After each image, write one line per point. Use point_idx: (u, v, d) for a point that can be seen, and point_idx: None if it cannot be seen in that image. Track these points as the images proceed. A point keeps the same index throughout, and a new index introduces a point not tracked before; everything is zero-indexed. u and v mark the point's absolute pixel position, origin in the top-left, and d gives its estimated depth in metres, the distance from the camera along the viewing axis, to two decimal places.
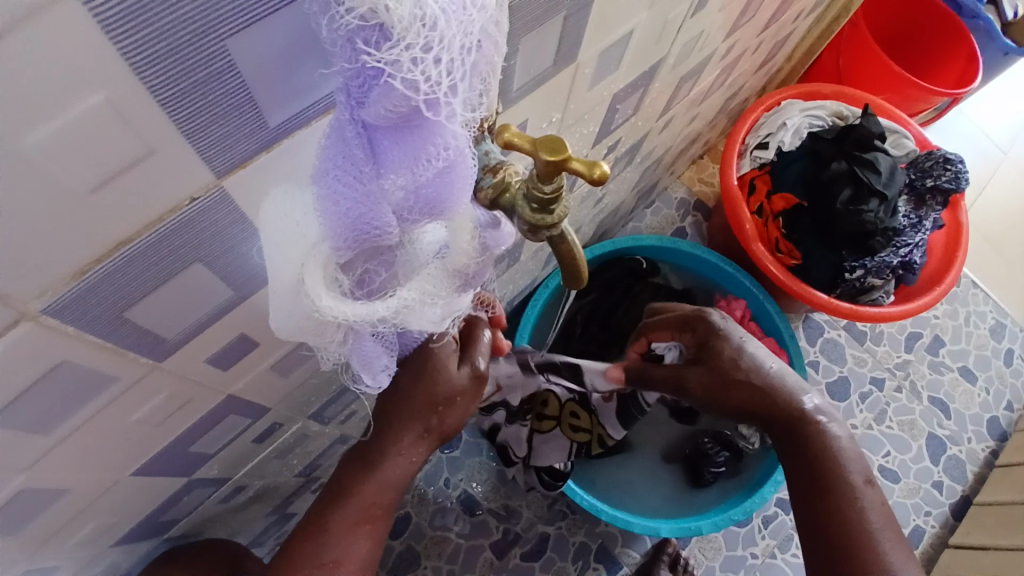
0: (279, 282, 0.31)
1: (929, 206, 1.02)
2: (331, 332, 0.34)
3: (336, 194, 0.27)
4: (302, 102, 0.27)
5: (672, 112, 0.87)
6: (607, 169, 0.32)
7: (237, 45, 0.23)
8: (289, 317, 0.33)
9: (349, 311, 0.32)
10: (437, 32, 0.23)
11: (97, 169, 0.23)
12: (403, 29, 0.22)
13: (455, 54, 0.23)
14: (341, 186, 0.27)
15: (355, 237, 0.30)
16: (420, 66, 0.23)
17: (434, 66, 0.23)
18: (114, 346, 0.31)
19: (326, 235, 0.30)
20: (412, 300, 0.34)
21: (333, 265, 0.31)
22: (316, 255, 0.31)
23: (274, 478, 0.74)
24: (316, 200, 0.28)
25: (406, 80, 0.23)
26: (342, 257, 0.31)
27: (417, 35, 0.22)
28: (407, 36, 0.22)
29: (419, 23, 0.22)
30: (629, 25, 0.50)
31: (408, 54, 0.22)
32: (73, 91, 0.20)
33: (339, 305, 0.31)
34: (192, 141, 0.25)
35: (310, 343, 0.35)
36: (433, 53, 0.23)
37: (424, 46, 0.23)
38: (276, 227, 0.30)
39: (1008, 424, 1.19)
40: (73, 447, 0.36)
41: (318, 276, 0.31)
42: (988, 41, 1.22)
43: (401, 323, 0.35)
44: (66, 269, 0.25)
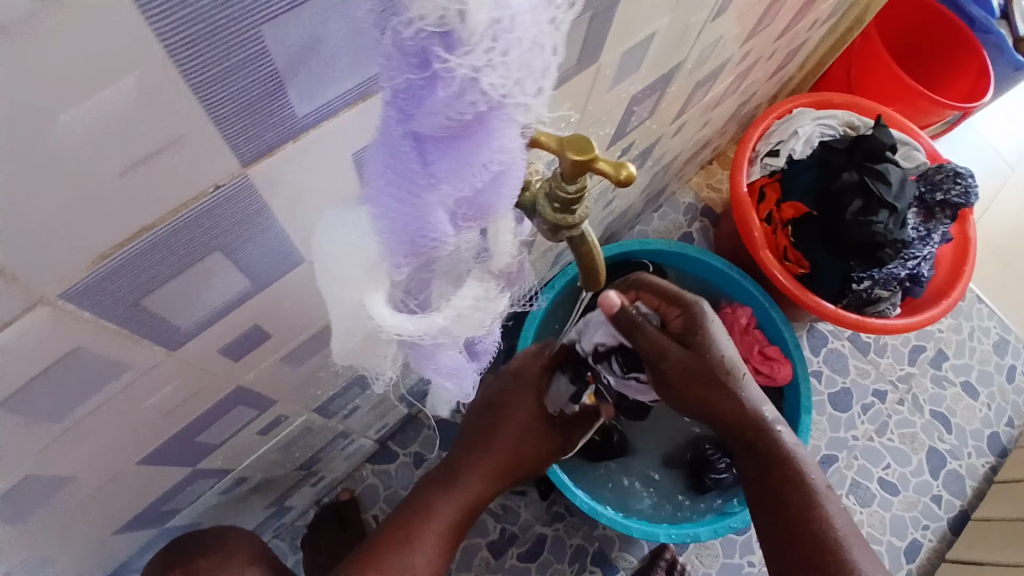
0: (339, 301, 0.30)
1: (937, 219, 1.03)
2: (386, 346, 0.35)
3: (396, 204, 0.27)
4: (332, 91, 0.27)
5: (685, 117, 0.86)
6: (633, 170, 0.31)
7: (271, 32, 0.23)
8: (349, 336, 0.33)
9: (408, 326, 0.31)
10: (513, 32, 0.22)
11: (124, 153, 0.22)
12: (476, 35, 0.22)
13: (527, 53, 0.23)
14: (397, 199, 0.27)
15: (413, 251, 0.30)
16: (494, 70, 0.23)
17: (507, 68, 0.23)
18: (129, 333, 0.31)
19: (383, 251, 0.29)
20: (467, 308, 0.34)
21: (391, 282, 0.31)
22: (377, 272, 0.30)
23: (275, 471, 0.73)
24: (377, 212, 0.28)
25: (486, 83, 0.23)
26: (400, 274, 0.31)
27: (491, 38, 0.22)
28: (483, 41, 0.22)
29: (494, 30, 0.22)
30: (651, 27, 0.50)
31: (485, 59, 0.22)
32: (107, 71, 0.20)
33: (400, 323, 0.31)
34: (220, 128, 0.24)
35: (363, 364, 0.36)
36: (506, 55, 0.23)
37: (498, 48, 0.22)
38: (335, 246, 0.29)
39: (1009, 440, 1.19)
40: (81, 434, 0.36)
41: (379, 294, 0.30)
42: (1000, 56, 1.22)
43: (455, 335, 0.35)
44: (86, 253, 0.25)
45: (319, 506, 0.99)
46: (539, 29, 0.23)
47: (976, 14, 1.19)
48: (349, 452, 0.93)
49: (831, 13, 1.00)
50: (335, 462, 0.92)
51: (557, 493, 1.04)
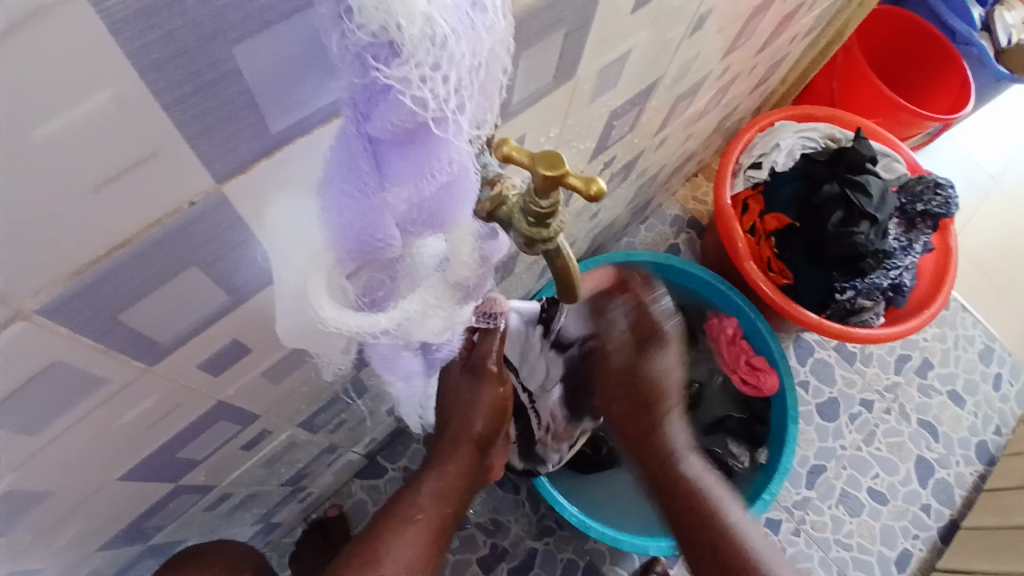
0: (283, 288, 0.33)
1: (919, 229, 1.05)
2: (335, 339, 0.37)
3: (342, 207, 0.28)
4: (305, 110, 0.27)
5: (667, 130, 0.87)
6: (604, 185, 0.32)
7: (242, 53, 0.23)
8: (294, 321, 0.35)
9: (351, 321, 0.33)
10: (446, 51, 0.23)
11: (101, 168, 0.23)
12: (413, 47, 0.22)
13: (462, 71, 0.24)
14: (349, 199, 0.27)
15: (359, 250, 0.31)
16: (428, 84, 0.23)
17: (442, 85, 0.24)
18: (107, 347, 0.31)
19: (331, 247, 0.30)
20: (413, 312, 0.36)
21: (337, 276, 0.32)
22: (320, 265, 0.32)
23: (261, 486, 0.73)
24: (322, 212, 0.29)
25: (415, 97, 0.23)
26: (346, 269, 0.32)
27: (427, 53, 0.23)
28: (417, 54, 0.22)
29: (429, 41, 0.22)
30: (628, 44, 0.51)
31: (417, 72, 0.23)
32: (81, 89, 0.20)
33: (341, 317, 0.32)
34: (195, 144, 0.25)
35: (313, 350, 0.38)
36: (440, 71, 0.23)
37: (433, 64, 0.23)
38: (280, 233, 0.31)
39: (996, 448, 1.19)
40: (60, 448, 0.36)
41: (322, 285, 0.32)
42: (979, 69, 1.25)
43: (403, 333, 0.37)
44: (62, 268, 0.25)
45: (307, 523, 0.99)
46: (477, 45, 0.24)
47: (958, 28, 1.22)
48: (336, 467, 0.93)
49: (810, 29, 1.02)
50: (322, 476, 0.91)
51: (546, 507, 1.04)
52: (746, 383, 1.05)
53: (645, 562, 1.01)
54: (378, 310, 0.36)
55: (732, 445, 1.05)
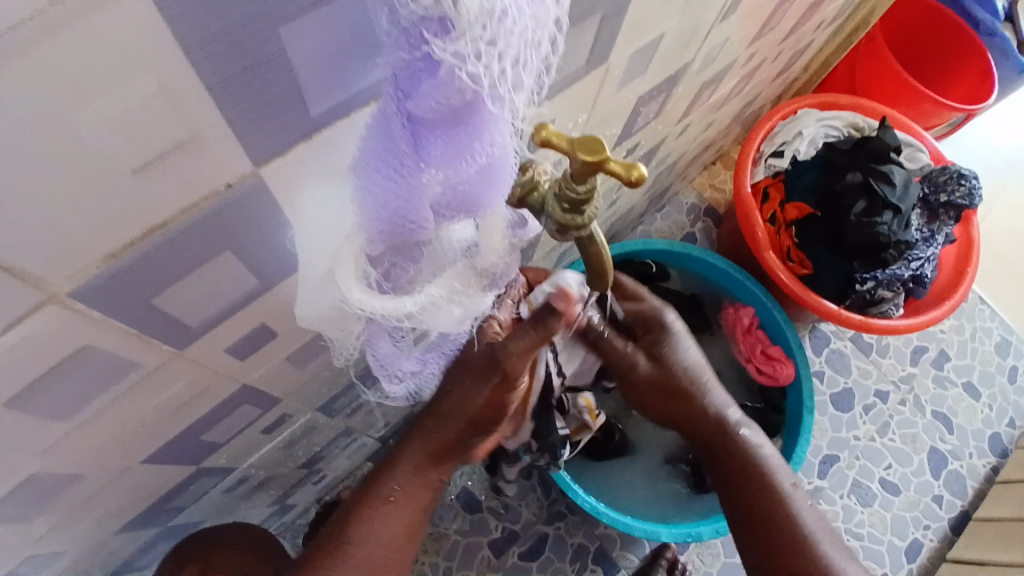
0: (311, 271, 0.33)
1: (941, 221, 1.03)
2: (354, 321, 0.37)
3: (376, 186, 0.27)
4: (343, 94, 0.27)
5: (690, 117, 0.86)
6: (644, 171, 0.31)
7: (289, 33, 0.22)
8: (315, 309, 0.35)
9: (376, 304, 0.34)
10: (504, 25, 0.22)
11: (140, 151, 0.22)
12: (468, 21, 0.21)
13: (518, 47, 0.24)
14: (382, 178, 0.27)
15: (392, 230, 0.31)
16: (485, 58, 0.23)
17: (497, 62, 0.23)
18: (139, 332, 0.31)
19: (362, 226, 0.31)
20: (438, 299, 0.36)
21: (363, 258, 0.33)
22: (351, 245, 0.32)
23: (279, 469, 0.73)
24: (356, 191, 0.28)
25: (470, 73, 0.23)
26: (374, 250, 0.33)
27: (484, 27, 0.22)
28: (473, 29, 0.22)
29: (487, 15, 0.21)
30: (659, 29, 0.49)
31: (473, 46, 0.22)
32: (126, 70, 0.19)
33: (368, 300, 0.33)
34: (237, 127, 0.24)
35: (329, 333, 0.38)
36: (496, 47, 0.23)
37: (488, 40, 0.22)
38: (309, 213, 0.30)
39: (1010, 441, 1.19)
40: (88, 432, 0.36)
41: (349, 271, 0.33)
42: (1006, 58, 1.22)
43: (423, 320, 0.37)
44: (98, 252, 0.25)
45: (321, 504, 0.99)
46: (531, 29, 0.24)
47: (981, 18, 1.19)
48: (351, 450, 0.93)
49: (837, 15, 1.00)
50: (337, 460, 0.91)
51: (558, 492, 1.04)
52: (762, 372, 1.04)
53: (656, 547, 1.01)
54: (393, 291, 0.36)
55: None
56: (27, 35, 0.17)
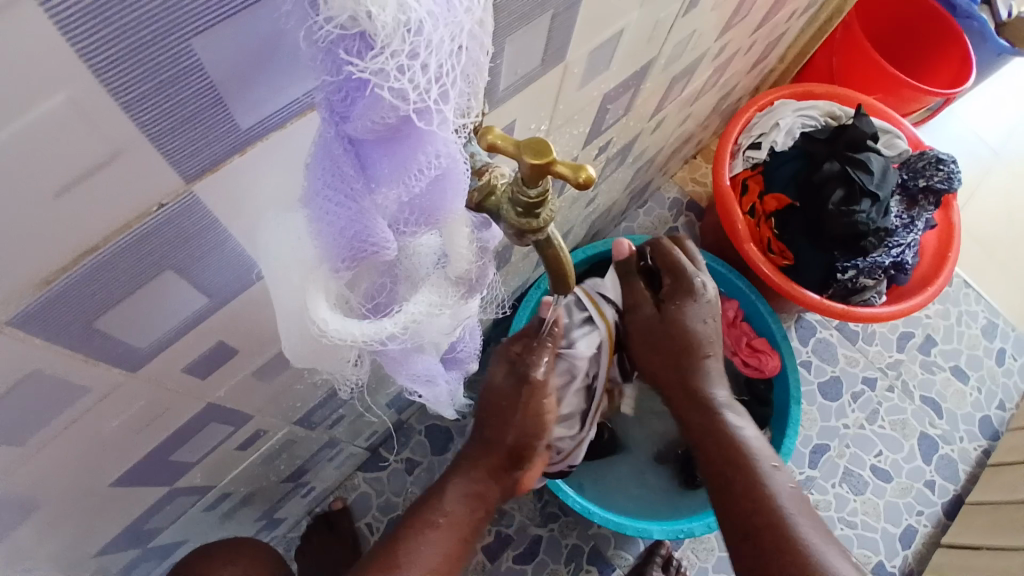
0: (284, 307, 0.30)
1: (921, 206, 1.03)
2: (343, 352, 0.35)
3: (330, 214, 0.27)
4: (273, 107, 0.26)
5: (664, 112, 0.86)
6: (593, 173, 0.31)
7: (203, 46, 0.22)
8: (297, 340, 0.32)
9: (356, 331, 0.31)
10: (423, 36, 0.22)
11: (58, 174, 0.22)
12: (386, 36, 0.21)
13: (444, 56, 0.23)
14: (334, 206, 0.26)
15: (355, 256, 0.29)
16: (407, 73, 0.22)
17: (422, 73, 0.22)
18: (86, 356, 0.30)
19: (323, 255, 0.29)
20: (421, 314, 0.34)
21: (335, 283, 0.30)
22: (316, 276, 0.29)
23: (262, 483, 0.73)
24: (310, 222, 0.28)
25: (393, 90, 0.23)
26: (344, 276, 0.30)
27: (403, 41, 0.22)
28: (392, 44, 0.21)
29: (404, 28, 0.21)
30: (618, 25, 0.49)
31: (394, 61, 0.22)
32: (34, 93, 0.19)
33: (344, 327, 0.30)
34: (159, 144, 0.24)
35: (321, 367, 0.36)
36: (420, 59, 0.22)
37: (410, 52, 0.22)
38: (274, 247, 0.29)
39: (1000, 423, 1.19)
40: (46, 457, 0.35)
41: (320, 297, 0.30)
42: (981, 42, 1.23)
43: (411, 337, 0.35)
44: (27, 278, 0.24)
45: (312, 516, 0.99)
46: (456, 34, 0.23)
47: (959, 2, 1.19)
48: (338, 461, 0.92)
49: (807, 4, 1.00)
50: (325, 471, 0.91)
51: (550, 493, 1.04)
52: (748, 365, 1.03)
53: (649, 545, 1.01)
54: (381, 315, 0.35)
55: None
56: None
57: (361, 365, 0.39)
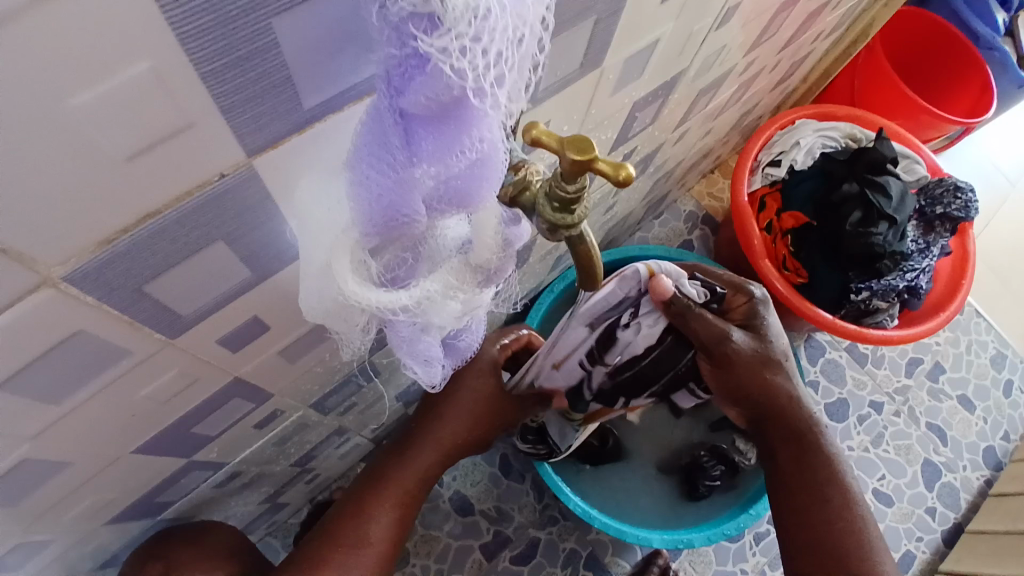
0: (309, 262, 0.31)
1: (937, 232, 1.04)
2: (357, 317, 0.36)
3: (369, 180, 0.27)
4: (335, 88, 0.27)
5: (688, 124, 0.87)
6: (632, 171, 0.32)
7: (282, 25, 0.23)
8: (318, 300, 0.34)
9: (371, 297, 0.32)
10: (488, 21, 0.23)
11: (133, 137, 0.23)
12: (454, 18, 0.22)
13: (501, 42, 0.24)
14: (374, 173, 0.27)
15: (384, 225, 0.30)
16: (468, 56, 0.23)
17: (481, 57, 0.23)
18: (130, 318, 0.31)
19: (356, 221, 0.30)
20: (435, 292, 0.35)
21: (360, 250, 0.31)
22: (346, 239, 0.30)
23: (270, 466, 0.74)
24: (350, 186, 0.28)
25: (455, 67, 0.23)
26: (370, 244, 0.31)
27: (468, 24, 0.22)
28: (458, 25, 0.22)
29: (471, 13, 0.22)
30: (655, 34, 0.50)
31: (458, 43, 0.22)
32: (117, 57, 0.20)
33: (363, 291, 0.32)
34: (230, 117, 0.25)
35: (332, 326, 0.36)
36: (481, 43, 0.23)
37: (473, 36, 0.23)
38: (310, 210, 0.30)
39: (1004, 454, 1.19)
40: (79, 418, 0.36)
41: (345, 262, 0.31)
42: (1005, 73, 1.23)
43: (421, 315, 0.36)
44: (91, 237, 0.25)
45: (314, 504, 1.00)
46: (516, 24, 0.24)
47: (982, 31, 1.21)
48: (344, 450, 0.93)
49: (835, 26, 1.01)
50: (330, 458, 0.92)
51: (551, 496, 1.05)
52: None
53: (647, 555, 1.01)
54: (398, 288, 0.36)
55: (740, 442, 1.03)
56: (16, 20, 0.17)
57: (367, 333, 0.40)
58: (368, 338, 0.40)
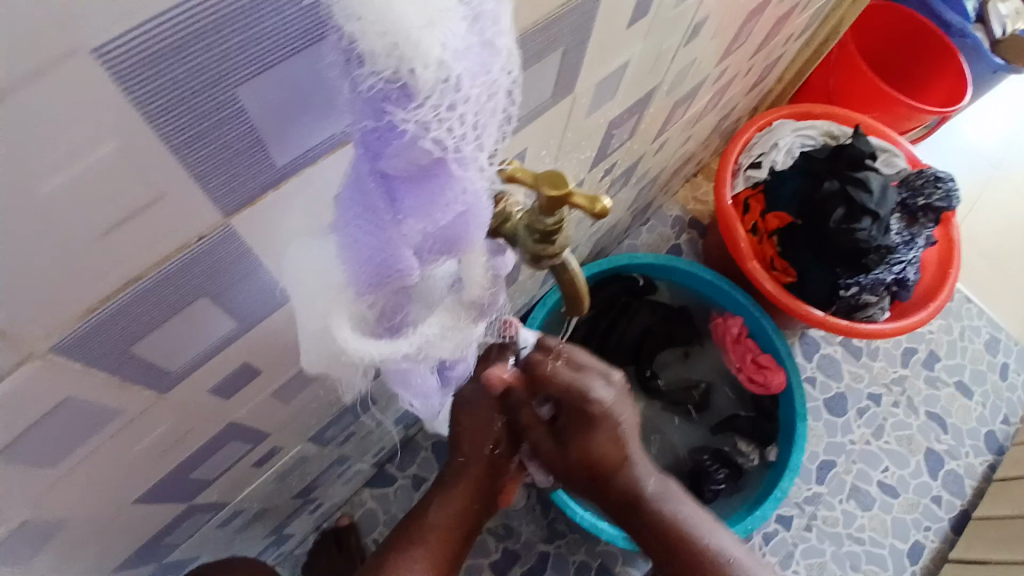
0: (304, 324, 0.31)
1: (920, 224, 1.05)
2: (358, 365, 0.36)
3: (358, 243, 0.28)
4: (303, 146, 0.28)
5: (667, 134, 0.88)
6: (609, 203, 0.32)
7: (246, 93, 0.24)
8: (318, 356, 0.34)
9: (375, 351, 0.32)
10: (461, 91, 0.24)
11: (109, 212, 0.23)
12: (428, 91, 0.23)
13: (475, 108, 0.25)
14: (362, 235, 0.27)
15: (379, 284, 0.30)
16: (444, 124, 0.24)
17: (457, 123, 0.25)
18: (120, 379, 0.31)
19: (348, 279, 0.29)
20: (433, 335, 0.36)
21: (358, 306, 0.31)
22: (341, 300, 0.30)
23: (273, 501, 0.74)
24: (337, 248, 0.29)
25: (433, 138, 0.25)
26: (366, 299, 0.30)
27: (441, 95, 0.23)
28: (432, 97, 0.23)
29: (442, 84, 0.23)
30: (624, 55, 0.51)
31: (432, 113, 0.24)
32: (90, 139, 0.21)
33: (366, 346, 0.32)
34: (202, 182, 0.25)
35: (336, 374, 0.37)
36: (456, 110, 0.24)
37: (447, 104, 0.24)
38: (300, 267, 0.30)
39: (1005, 438, 1.19)
40: (78, 476, 0.36)
41: (344, 319, 0.31)
42: (978, 61, 1.25)
43: (422, 357, 0.37)
44: (75, 308, 0.26)
45: (320, 533, 1.00)
46: (491, 90, 0.26)
47: (954, 21, 1.22)
48: (347, 478, 0.93)
49: (806, 27, 1.02)
50: (334, 487, 0.92)
51: (557, 510, 1.04)
52: (753, 382, 1.05)
53: None
54: (398, 336, 0.34)
55: (741, 443, 1.05)
56: None
57: (367, 376, 0.40)
58: (368, 381, 0.41)
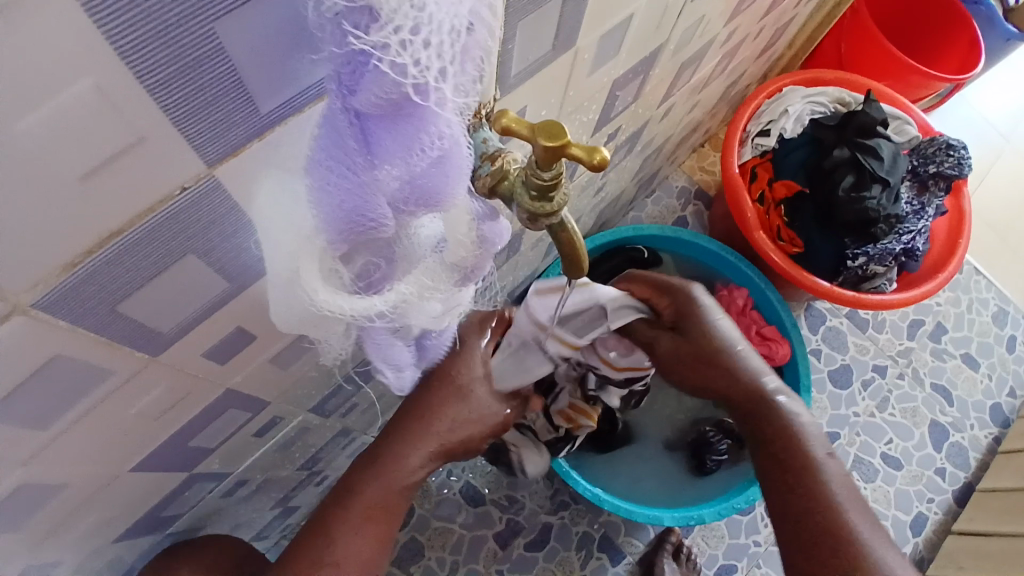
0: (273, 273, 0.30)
1: (931, 192, 1.03)
2: (332, 324, 0.36)
3: (329, 186, 0.27)
4: (293, 88, 0.27)
5: (673, 99, 0.86)
6: (608, 155, 0.31)
7: (225, 29, 0.22)
8: (289, 310, 0.33)
9: (343, 304, 0.32)
10: (426, 12, 0.22)
11: (87, 157, 0.22)
12: (392, 10, 0.22)
13: (444, 36, 0.23)
14: (334, 177, 0.26)
15: (350, 230, 0.29)
16: (409, 49, 0.23)
17: (423, 49, 0.23)
18: (109, 339, 0.31)
19: (320, 228, 0.28)
20: (410, 295, 0.35)
21: (329, 258, 0.31)
22: (311, 246, 0.29)
23: (277, 471, 0.73)
24: (310, 193, 0.27)
25: (393, 63, 0.23)
26: (338, 250, 0.30)
27: (406, 15, 0.22)
28: (397, 19, 0.22)
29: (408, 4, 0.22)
30: (628, 10, 0.49)
31: (397, 36, 0.22)
32: (59, 81, 0.19)
33: (335, 300, 0.31)
34: (180, 127, 0.24)
35: (312, 336, 0.36)
36: (421, 35, 0.23)
37: (413, 28, 0.22)
38: (266, 215, 0.29)
39: (1011, 410, 1.19)
40: (70, 441, 0.36)
41: (313, 269, 0.30)
42: (990, 27, 1.22)
43: (399, 316, 0.36)
44: (55, 262, 0.25)
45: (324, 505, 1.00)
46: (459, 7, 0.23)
47: None
48: (351, 450, 0.93)
49: None
50: (339, 459, 0.91)
51: (561, 482, 1.04)
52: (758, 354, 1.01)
53: (659, 533, 1.01)
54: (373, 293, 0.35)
55: None
56: None
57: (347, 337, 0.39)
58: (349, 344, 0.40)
